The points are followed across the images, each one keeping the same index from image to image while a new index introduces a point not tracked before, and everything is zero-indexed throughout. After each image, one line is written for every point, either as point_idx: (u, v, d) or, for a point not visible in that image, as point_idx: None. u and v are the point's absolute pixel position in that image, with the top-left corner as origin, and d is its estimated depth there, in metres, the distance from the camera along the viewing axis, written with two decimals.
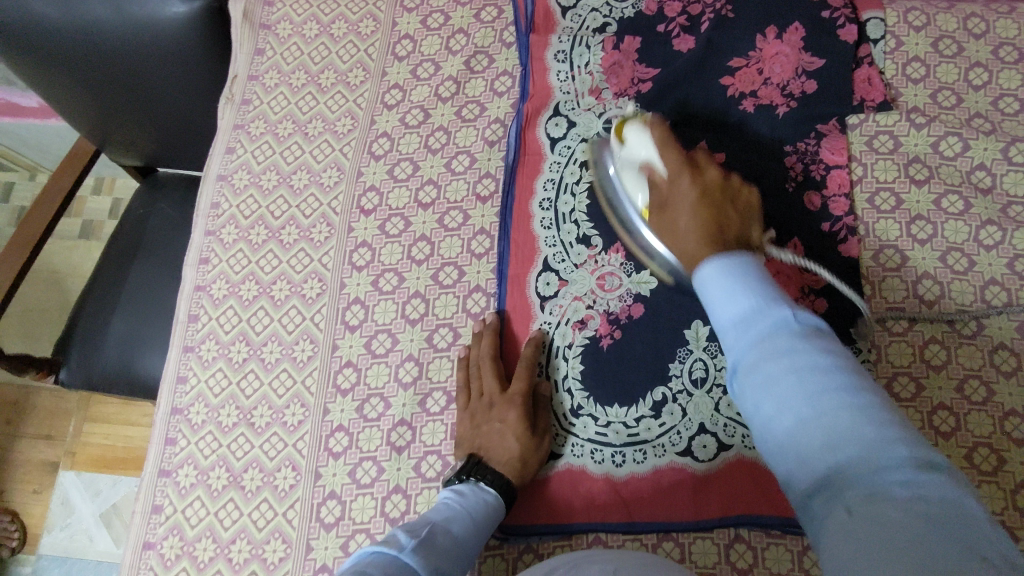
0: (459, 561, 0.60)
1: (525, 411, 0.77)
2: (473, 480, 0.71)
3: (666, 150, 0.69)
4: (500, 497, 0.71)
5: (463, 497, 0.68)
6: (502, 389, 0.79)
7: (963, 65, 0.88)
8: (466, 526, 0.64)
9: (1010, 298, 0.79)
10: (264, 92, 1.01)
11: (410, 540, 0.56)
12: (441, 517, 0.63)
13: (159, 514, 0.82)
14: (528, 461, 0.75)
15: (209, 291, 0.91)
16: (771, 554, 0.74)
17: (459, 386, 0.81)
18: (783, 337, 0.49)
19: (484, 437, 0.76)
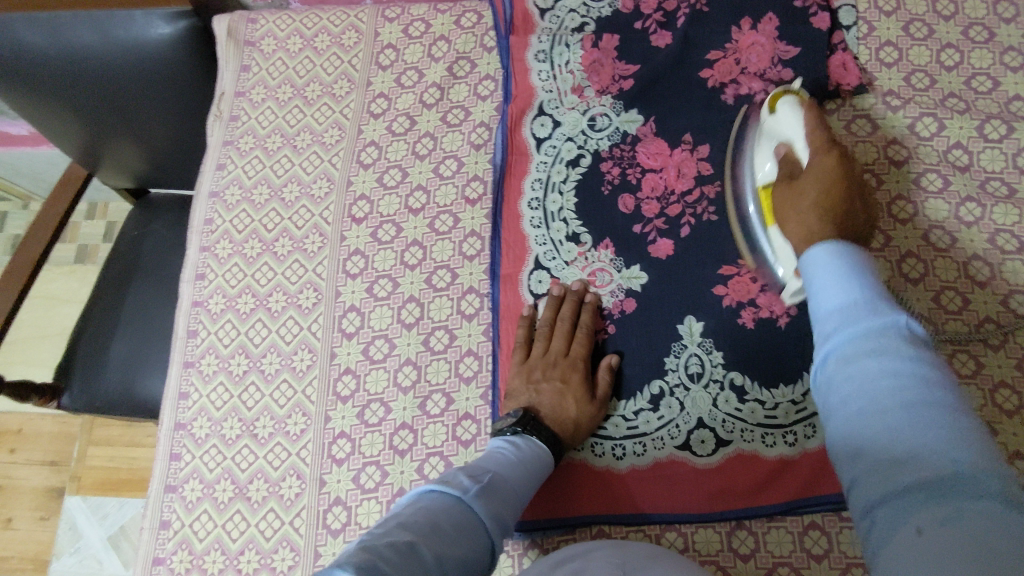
0: (517, 504, 0.67)
1: (586, 377, 0.80)
2: (527, 433, 0.75)
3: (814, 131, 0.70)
4: (551, 455, 0.75)
5: (519, 449, 0.72)
6: (567, 352, 0.82)
7: (935, 46, 0.90)
8: (523, 475, 0.70)
9: (994, 273, 0.81)
10: (252, 108, 1.02)
11: (472, 486, 0.63)
12: (500, 466, 0.69)
13: (168, 529, 0.83)
14: (582, 423, 0.79)
15: (207, 306, 0.92)
16: (773, 537, 0.75)
17: (522, 341, 0.83)
18: (865, 289, 0.51)
19: (544, 392, 0.79)
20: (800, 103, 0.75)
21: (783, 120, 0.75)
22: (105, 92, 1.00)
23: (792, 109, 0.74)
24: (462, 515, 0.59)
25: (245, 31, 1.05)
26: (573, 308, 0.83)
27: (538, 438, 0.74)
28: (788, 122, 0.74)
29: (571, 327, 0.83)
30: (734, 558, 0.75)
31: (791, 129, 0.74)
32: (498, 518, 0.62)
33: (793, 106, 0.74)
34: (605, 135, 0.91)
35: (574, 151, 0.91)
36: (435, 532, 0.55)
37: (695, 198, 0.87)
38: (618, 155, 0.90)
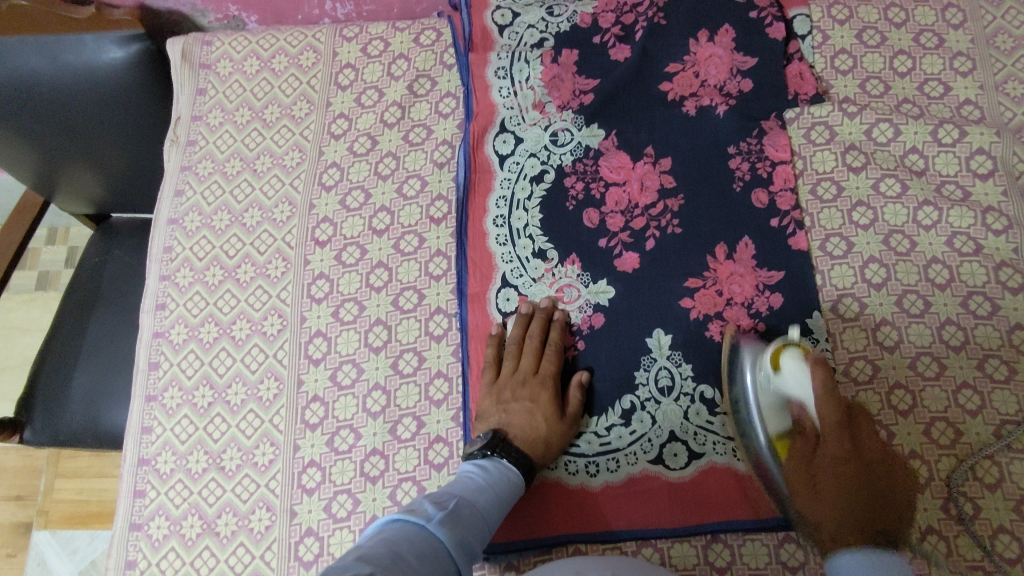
0: (484, 530, 0.66)
1: (556, 394, 0.80)
2: (496, 455, 0.74)
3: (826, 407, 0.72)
4: (522, 474, 0.74)
5: (487, 472, 0.72)
6: (536, 369, 0.81)
7: (888, 53, 0.92)
8: (490, 499, 0.69)
9: (952, 275, 0.82)
10: (209, 131, 1.00)
11: (437, 513, 0.63)
12: (466, 491, 0.69)
13: (134, 569, 0.81)
14: (552, 442, 0.78)
15: (168, 336, 0.90)
16: (748, 549, 0.75)
17: (490, 360, 0.83)
18: None
19: (514, 414, 0.78)
20: (806, 361, 0.74)
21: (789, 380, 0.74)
22: (57, 118, 0.98)
23: (798, 366, 0.73)
24: (426, 544, 0.59)
25: (199, 53, 1.03)
26: (542, 325, 0.83)
27: (509, 460, 0.74)
28: (799, 381, 0.73)
29: (540, 344, 0.82)
30: (711, 572, 0.75)
31: (801, 389, 0.74)
32: (464, 544, 0.62)
33: (799, 361, 0.74)
34: (568, 150, 0.91)
35: (538, 168, 0.90)
36: (398, 563, 0.54)
37: (658, 211, 0.87)
38: (581, 170, 0.90)
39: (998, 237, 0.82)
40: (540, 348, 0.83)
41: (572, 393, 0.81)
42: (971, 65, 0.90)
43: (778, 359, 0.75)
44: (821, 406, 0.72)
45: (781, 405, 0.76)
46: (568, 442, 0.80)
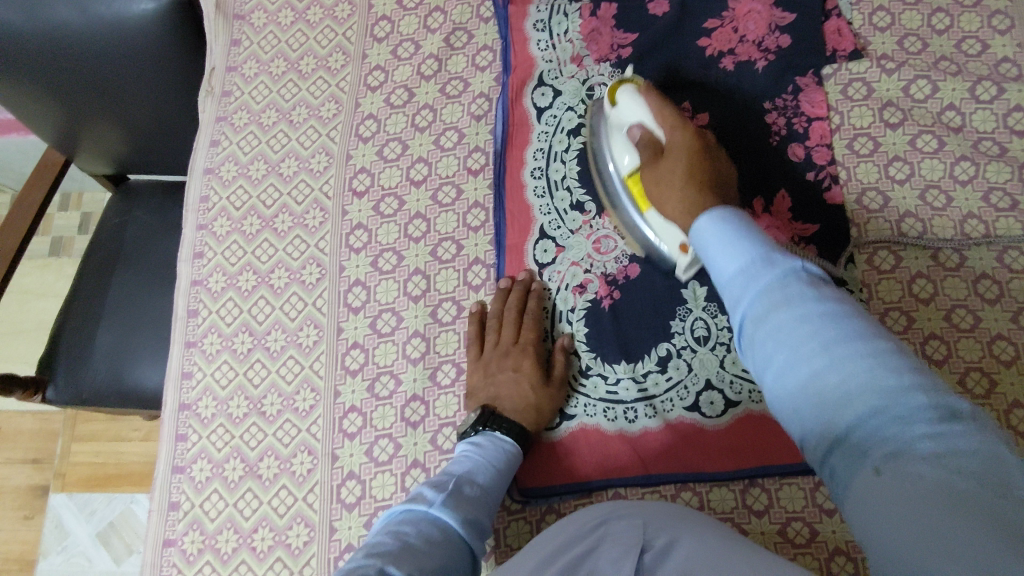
0: (489, 503, 0.67)
1: (539, 362, 0.80)
2: (489, 430, 0.75)
3: (661, 114, 0.76)
4: (517, 444, 0.75)
5: (482, 449, 0.72)
6: (517, 339, 0.82)
7: (926, 11, 0.92)
8: (490, 473, 0.70)
9: (988, 230, 0.83)
10: (244, 83, 1.00)
11: (438, 496, 0.63)
12: (463, 469, 0.69)
13: (177, 511, 0.82)
14: (543, 407, 0.79)
15: (207, 284, 0.90)
16: (785, 493, 0.76)
17: (471, 339, 0.83)
18: (753, 247, 0.56)
19: (499, 387, 0.79)
20: (640, 92, 0.79)
21: (625, 109, 0.79)
22: (85, 85, 0.94)
23: (633, 95, 0.78)
24: (433, 528, 0.59)
25: (233, 5, 1.04)
26: (518, 295, 0.83)
27: (501, 431, 0.75)
28: (630, 107, 0.78)
29: (519, 314, 0.83)
30: (749, 514, 0.77)
31: (632, 159, 0.78)
32: (472, 521, 0.62)
33: (635, 166, 0.78)
34: None
35: (575, 121, 0.91)
36: (408, 549, 0.54)
37: None
38: None
39: None
40: (518, 318, 0.83)
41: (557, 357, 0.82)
42: (1010, 23, 0.90)
43: (615, 97, 0.80)
44: (670, 133, 0.75)
45: (626, 143, 0.79)
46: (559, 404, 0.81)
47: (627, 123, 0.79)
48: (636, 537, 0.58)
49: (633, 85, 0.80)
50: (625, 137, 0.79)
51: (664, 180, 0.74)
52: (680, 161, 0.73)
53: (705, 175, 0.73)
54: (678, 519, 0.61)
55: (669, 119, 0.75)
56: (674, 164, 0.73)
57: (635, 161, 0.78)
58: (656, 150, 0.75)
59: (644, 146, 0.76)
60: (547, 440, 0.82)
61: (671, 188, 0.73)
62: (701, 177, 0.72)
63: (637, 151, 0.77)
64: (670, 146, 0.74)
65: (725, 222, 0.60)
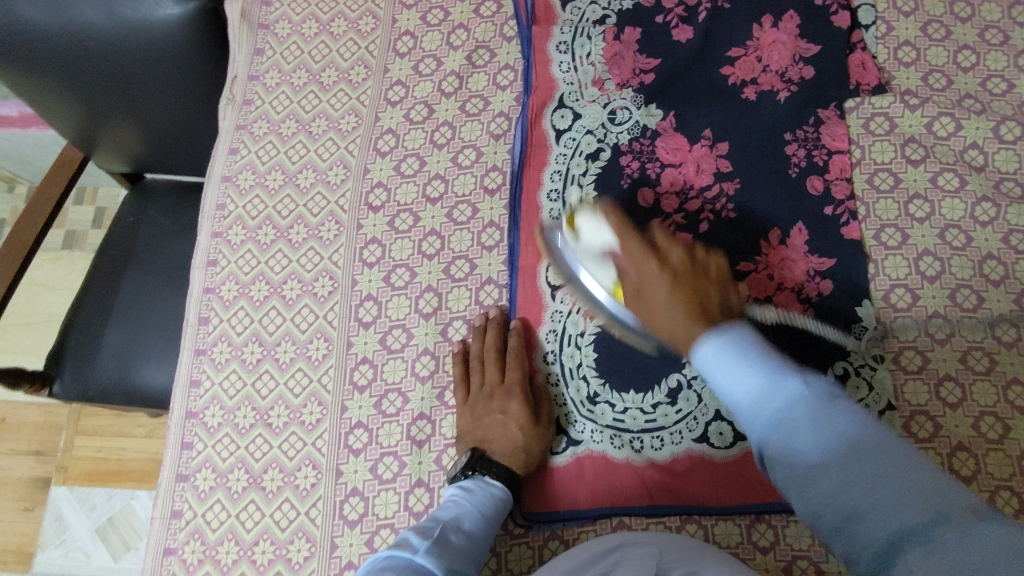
0: (473, 553, 0.65)
1: (525, 402, 0.79)
2: (478, 474, 0.74)
3: (625, 235, 0.72)
4: (507, 490, 0.74)
5: (470, 494, 0.72)
6: (502, 380, 0.81)
7: (951, 47, 0.92)
8: (475, 522, 0.68)
9: (1007, 272, 0.82)
10: (265, 92, 1.01)
11: (422, 544, 0.61)
12: (449, 517, 0.67)
13: (179, 519, 0.82)
14: (532, 450, 0.78)
15: (219, 292, 0.90)
16: (792, 531, 0.76)
17: (459, 380, 0.82)
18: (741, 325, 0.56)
19: (487, 429, 0.78)
20: (594, 209, 0.78)
21: (589, 236, 0.76)
22: (105, 84, 0.94)
23: (592, 220, 0.76)
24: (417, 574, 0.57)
25: (258, 14, 1.04)
26: (496, 335, 0.83)
27: (490, 475, 0.74)
28: (594, 231, 0.75)
29: (503, 355, 0.82)
30: (754, 551, 0.76)
31: (602, 238, 0.74)
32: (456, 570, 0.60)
33: (591, 216, 0.76)
34: (625, 129, 0.91)
35: (594, 145, 0.90)
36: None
37: (714, 194, 0.87)
38: (638, 149, 0.90)
39: None
40: (501, 359, 0.82)
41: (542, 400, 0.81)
42: None
43: (575, 227, 0.78)
44: (641, 261, 0.69)
45: (603, 264, 0.75)
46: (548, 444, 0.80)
47: (595, 246, 0.75)
48: (649, 564, 0.60)
49: (590, 210, 0.78)
50: (592, 259, 0.76)
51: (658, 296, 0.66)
52: (660, 279, 0.67)
53: (690, 291, 0.65)
54: (690, 554, 0.62)
55: (629, 243, 0.71)
56: (653, 274, 0.68)
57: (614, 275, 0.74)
58: (632, 287, 0.70)
59: (620, 276, 0.72)
60: (549, 468, 0.81)
61: (648, 296, 0.67)
62: (686, 287, 0.65)
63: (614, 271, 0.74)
64: (644, 288, 0.68)
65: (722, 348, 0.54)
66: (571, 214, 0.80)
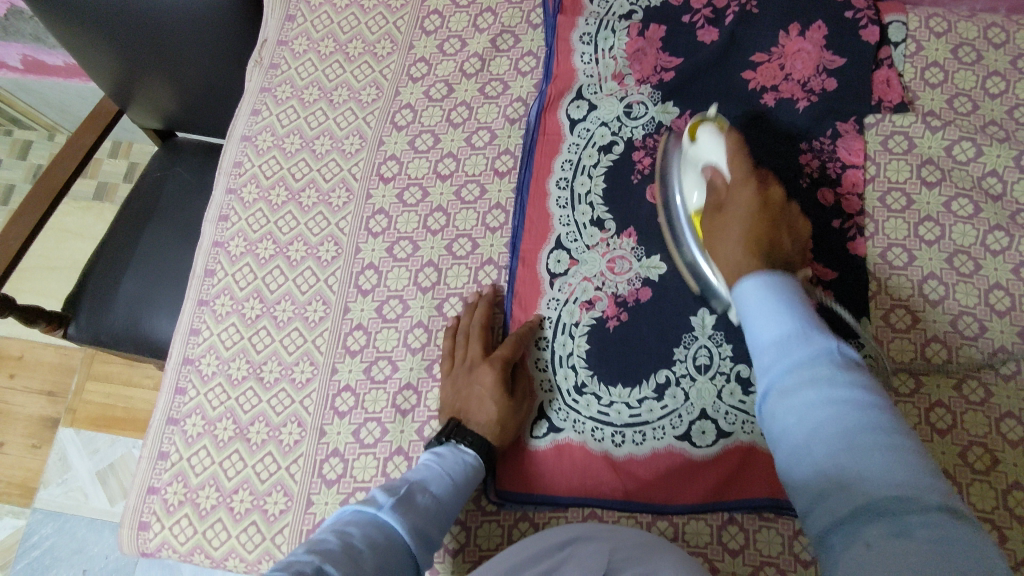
0: (440, 514, 0.65)
1: (503, 374, 0.78)
2: (452, 442, 0.74)
3: (734, 158, 0.74)
4: (479, 459, 0.74)
5: (442, 458, 0.71)
6: (483, 354, 0.80)
7: (981, 72, 0.90)
8: (446, 485, 0.69)
9: (1012, 304, 0.81)
10: (292, 57, 1.03)
11: (388, 501, 0.61)
12: (419, 477, 0.68)
13: (166, 461, 0.84)
14: (506, 423, 0.77)
15: (227, 247, 0.93)
16: (763, 536, 0.75)
17: (443, 353, 0.83)
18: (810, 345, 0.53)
19: (464, 399, 0.78)
20: (722, 130, 0.78)
21: (704, 146, 0.78)
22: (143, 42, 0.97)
23: (713, 135, 0.77)
24: (379, 532, 0.58)
25: None
26: (484, 312, 0.83)
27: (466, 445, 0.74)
28: (710, 147, 0.77)
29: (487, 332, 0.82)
30: (722, 552, 0.75)
31: (714, 156, 0.76)
32: (420, 530, 0.61)
33: (715, 132, 0.78)
34: (640, 124, 0.91)
35: (608, 137, 0.91)
36: (350, 549, 0.53)
37: None
38: (651, 145, 0.90)
39: None
40: (486, 334, 0.82)
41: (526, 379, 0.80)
42: None
43: (696, 134, 0.80)
44: (731, 169, 0.74)
45: (698, 178, 0.79)
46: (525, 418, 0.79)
47: (705, 162, 0.78)
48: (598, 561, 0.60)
49: (716, 125, 0.78)
50: (697, 175, 0.79)
51: (726, 225, 0.71)
52: (748, 202, 0.71)
53: (757, 236, 0.68)
54: (646, 552, 0.63)
55: (737, 171, 0.73)
56: (741, 201, 0.71)
57: (701, 200, 0.78)
58: (719, 194, 0.75)
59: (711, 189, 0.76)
60: (528, 451, 0.82)
61: (727, 237, 0.70)
62: (761, 224, 0.68)
63: (705, 190, 0.77)
64: (732, 197, 0.73)
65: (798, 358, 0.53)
66: (697, 122, 0.81)
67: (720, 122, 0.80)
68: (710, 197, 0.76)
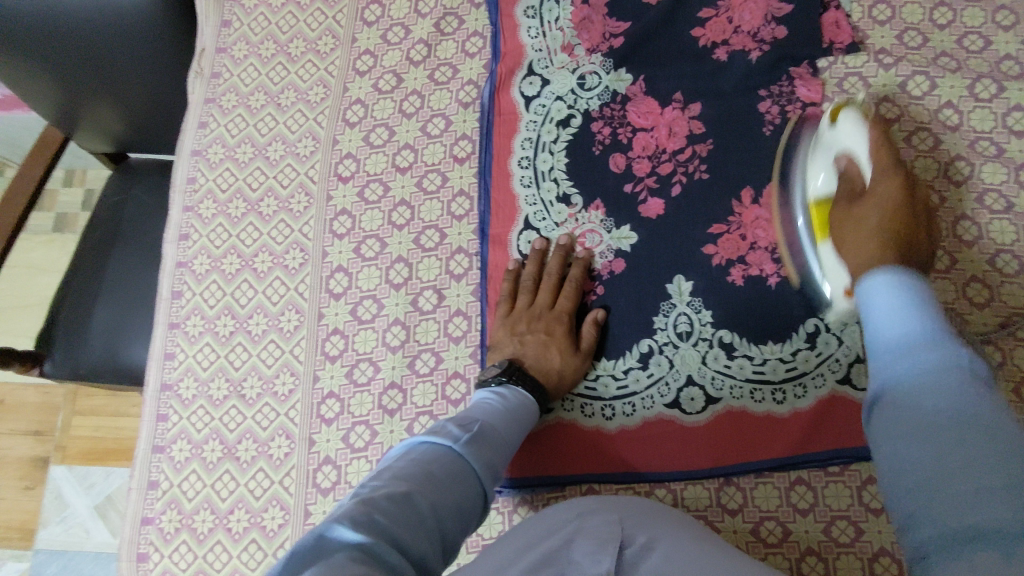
0: (506, 453, 0.65)
1: (571, 330, 0.80)
2: (511, 383, 0.74)
3: (881, 153, 0.69)
4: (537, 406, 0.74)
5: (505, 399, 0.71)
6: (552, 305, 0.81)
7: (928, 5, 0.90)
8: (510, 424, 0.68)
9: (980, 233, 0.81)
10: (233, 64, 1.00)
11: (463, 434, 0.61)
12: (487, 415, 0.67)
13: (156, 489, 0.83)
14: (564, 376, 0.79)
15: (191, 266, 0.91)
16: (760, 492, 0.76)
17: (505, 294, 0.83)
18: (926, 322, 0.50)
19: (528, 346, 0.79)
20: (865, 117, 0.72)
21: (841, 132, 0.73)
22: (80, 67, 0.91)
23: (856, 123, 0.72)
24: (454, 463, 0.58)
25: None
26: (559, 262, 0.83)
27: (522, 387, 0.74)
28: (850, 132, 0.72)
29: (558, 281, 0.83)
30: (721, 513, 0.76)
31: (850, 142, 0.71)
32: (490, 465, 0.61)
33: (858, 118, 0.72)
34: (595, 94, 0.89)
35: (564, 111, 0.89)
36: (428, 481, 0.54)
37: (685, 157, 0.86)
38: (609, 114, 0.89)
39: None
40: (555, 285, 0.83)
41: (586, 329, 0.81)
42: (1014, 19, 0.88)
43: (836, 115, 0.74)
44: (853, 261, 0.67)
45: (830, 161, 0.74)
46: (582, 375, 0.81)
47: (839, 147, 0.73)
48: (610, 534, 0.57)
49: (860, 111, 0.73)
50: (827, 158, 0.74)
51: (866, 208, 0.67)
52: (892, 184, 0.67)
53: (891, 233, 0.64)
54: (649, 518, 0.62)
55: (885, 184, 0.67)
56: (889, 190, 0.67)
57: (832, 184, 0.73)
58: (856, 189, 0.70)
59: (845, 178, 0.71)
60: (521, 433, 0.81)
61: (864, 228, 0.66)
62: (894, 243, 0.63)
63: (837, 178, 0.72)
64: (873, 192, 0.68)
65: (890, 302, 0.53)
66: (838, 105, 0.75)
67: (865, 107, 0.74)
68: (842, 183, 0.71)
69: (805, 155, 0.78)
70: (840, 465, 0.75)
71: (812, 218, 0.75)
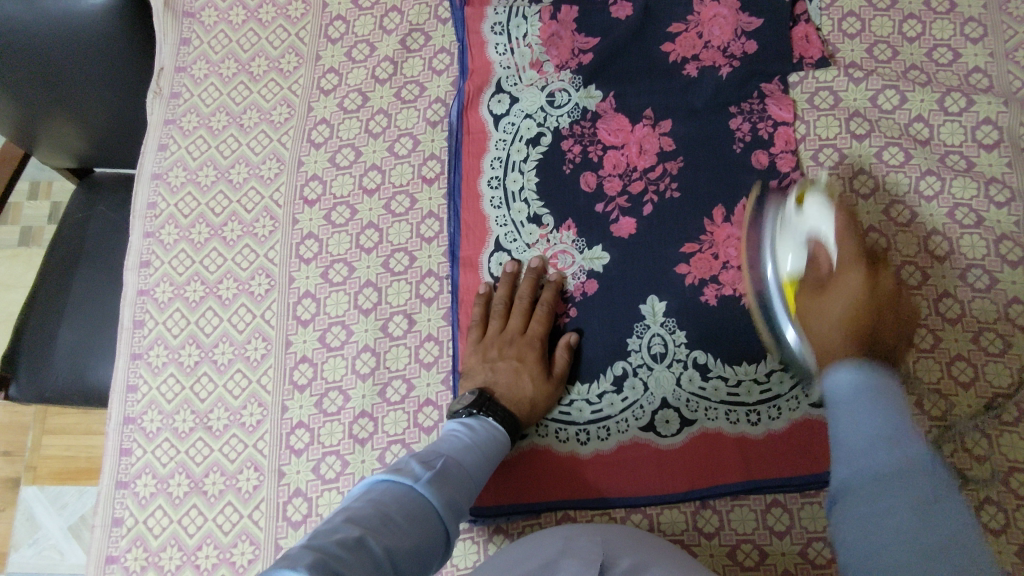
0: (470, 489, 0.65)
1: (543, 355, 0.79)
2: (483, 414, 0.73)
3: (846, 237, 0.72)
4: (508, 435, 0.73)
5: (474, 432, 0.71)
6: (524, 330, 0.80)
7: (897, 17, 0.90)
8: (476, 458, 0.68)
9: (951, 248, 0.81)
10: (194, 83, 0.97)
11: (425, 472, 0.61)
12: (452, 450, 0.67)
13: (121, 527, 0.81)
14: (537, 403, 0.77)
15: (153, 294, 0.88)
16: (736, 515, 0.76)
17: (476, 320, 0.82)
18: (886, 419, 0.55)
19: (500, 373, 0.77)
20: (829, 200, 0.76)
21: (810, 215, 0.75)
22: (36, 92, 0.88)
23: (821, 205, 0.75)
24: (414, 504, 0.57)
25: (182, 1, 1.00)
26: (530, 286, 0.82)
27: (493, 418, 0.73)
28: (820, 216, 0.74)
29: (529, 305, 0.81)
30: (698, 537, 0.76)
31: (820, 224, 0.74)
32: (453, 504, 0.60)
33: (823, 201, 0.75)
34: (565, 111, 0.88)
35: (534, 129, 0.88)
36: (386, 524, 0.53)
37: (657, 175, 0.85)
38: (579, 132, 0.87)
39: (1000, 210, 0.81)
40: (527, 309, 0.81)
41: (559, 354, 0.80)
42: (982, 31, 0.88)
43: (802, 199, 0.76)
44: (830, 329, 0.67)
45: (796, 246, 0.75)
46: (555, 400, 0.80)
47: (806, 232, 0.74)
48: (596, 556, 0.57)
49: (824, 195, 0.76)
50: (797, 240, 0.75)
51: (823, 310, 0.69)
52: (859, 284, 0.69)
53: (858, 326, 0.66)
54: (635, 544, 0.62)
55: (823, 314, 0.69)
56: (850, 284, 0.69)
57: (799, 267, 0.74)
58: (822, 274, 0.72)
59: (812, 263, 0.72)
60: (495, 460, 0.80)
61: (830, 321, 0.67)
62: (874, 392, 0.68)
63: (804, 260, 0.73)
64: (837, 282, 0.70)
65: (854, 383, 0.59)
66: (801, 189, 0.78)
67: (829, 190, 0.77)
68: (811, 268, 0.72)
69: (772, 227, 0.78)
70: (816, 486, 0.75)
71: (785, 294, 0.75)
